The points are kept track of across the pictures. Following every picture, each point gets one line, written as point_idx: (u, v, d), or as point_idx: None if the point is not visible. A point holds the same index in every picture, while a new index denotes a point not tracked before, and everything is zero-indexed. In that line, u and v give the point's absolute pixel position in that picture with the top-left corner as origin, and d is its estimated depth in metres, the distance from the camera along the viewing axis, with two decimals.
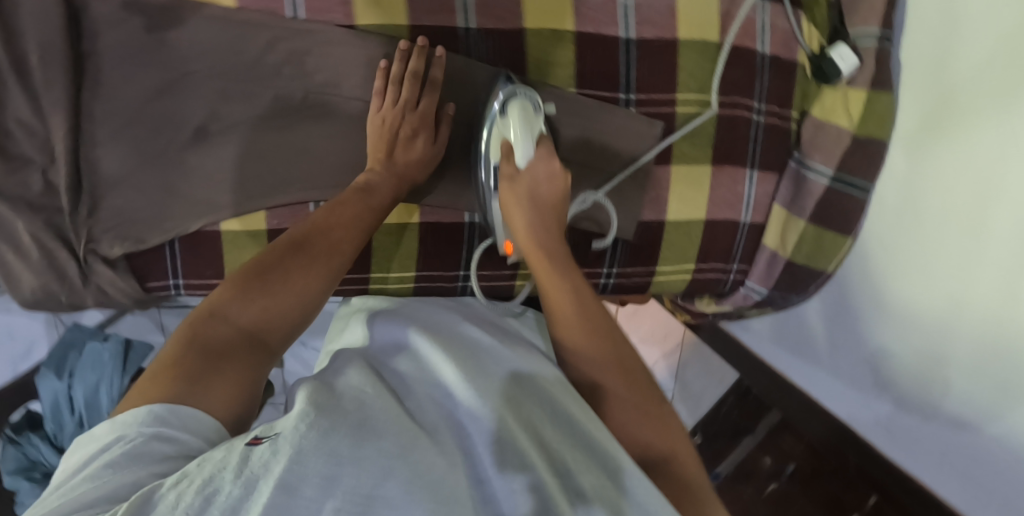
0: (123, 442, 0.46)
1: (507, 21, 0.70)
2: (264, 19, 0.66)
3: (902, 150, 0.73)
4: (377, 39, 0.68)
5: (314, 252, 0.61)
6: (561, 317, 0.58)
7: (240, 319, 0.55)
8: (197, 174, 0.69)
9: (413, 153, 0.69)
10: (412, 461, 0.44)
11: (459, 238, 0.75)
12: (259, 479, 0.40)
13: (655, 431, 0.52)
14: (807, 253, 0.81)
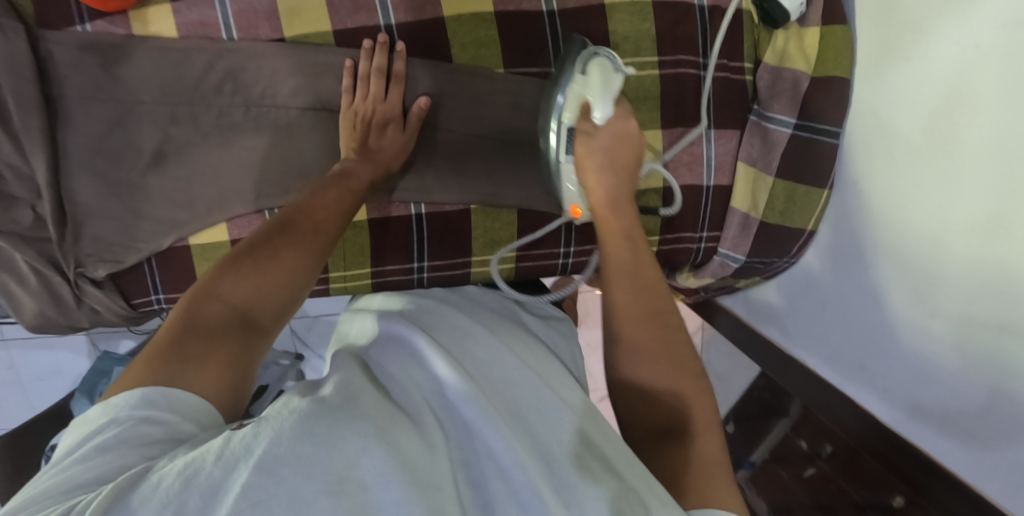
0: (113, 425, 0.46)
1: (427, 13, 0.71)
2: (200, 43, 0.71)
3: (864, 82, 0.67)
4: (305, 47, 0.72)
5: (301, 231, 0.60)
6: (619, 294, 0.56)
7: (232, 296, 0.55)
8: (163, 193, 0.75)
9: (385, 142, 0.70)
10: (388, 441, 0.46)
11: (409, 231, 0.76)
12: (242, 460, 0.42)
13: (675, 390, 0.53)
14: (781, 211, 0.75)
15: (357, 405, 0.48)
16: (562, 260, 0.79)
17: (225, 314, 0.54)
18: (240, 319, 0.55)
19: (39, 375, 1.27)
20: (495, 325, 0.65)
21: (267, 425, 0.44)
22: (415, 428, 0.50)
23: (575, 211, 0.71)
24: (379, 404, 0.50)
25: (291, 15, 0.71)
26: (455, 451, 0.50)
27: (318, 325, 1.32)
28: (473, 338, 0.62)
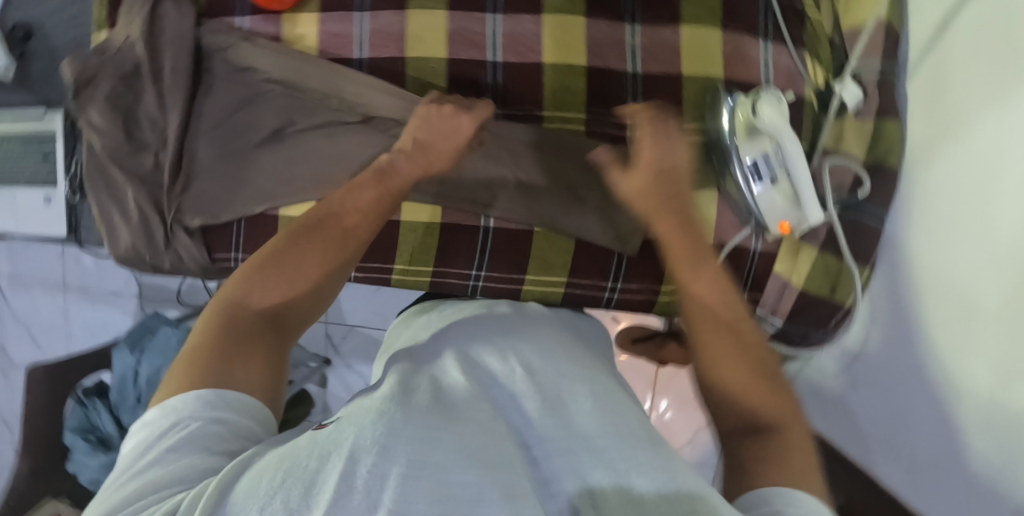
0: (178, 427, 0.50)
1: (530, 58, 0.80)
2: (334, 50, 0.83)
3: (913, 173, 0.73)
4: (421, 66, 0.82)
5: (325, 242, 0.66)
6: (720, 359, 0.57)
7: (262, 302, 0.61)
8: (264, 167, 0.84)
9: (441, 147, 0.73)
10: (453, 431, 0.48)
11: (473, 242, 0.82)
12: (331, 453, 0.45)
13: (766, 404, 0.55)
14: (829, 288, 0.78)
15: (405, 401, 0.51)
16: (607, 294, 0.82)
17: (257, 318, 0.59)
18: (269, 324, 0.60)
19: (87, 327, 1.37)
20: (520, 331, 0.68)
21: (344, 427, 0.48)
22: (463, 413, 0.52)
23: (782, 228, 0.75)
24: (419, 399, 0.52)
25: (415, 41, 0.82)
26: (508, 438, 0.51)
27: (352, 335, 1.40)
28: (493, 345, 0.64)
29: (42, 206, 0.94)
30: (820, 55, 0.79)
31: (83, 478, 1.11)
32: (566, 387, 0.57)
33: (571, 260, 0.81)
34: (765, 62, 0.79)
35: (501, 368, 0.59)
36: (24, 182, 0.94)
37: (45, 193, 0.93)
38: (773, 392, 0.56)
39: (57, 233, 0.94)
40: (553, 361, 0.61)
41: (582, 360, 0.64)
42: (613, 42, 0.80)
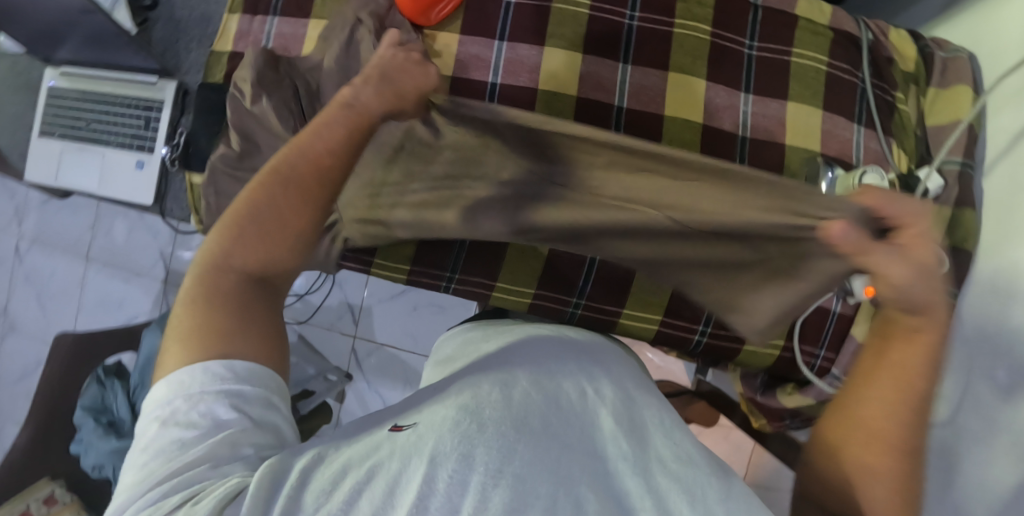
0: (192, 406, 0.52)
1: (652, 107, 0.87)
2: (469, 70, 0.88)
3: (988, 256, 0.81)
4: (550, 97, 0.87)
5: (299, 200, 0.58)
6: (867, 421, 0.53)
7: (242, 262, 0.58)
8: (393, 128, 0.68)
9: (411, 88, 0.59)
10: (526, 440, 0.52)
11: (577, 269, 0.85)
12: (413, 454, 0.50)
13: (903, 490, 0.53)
14: None
15: (476, 410, 0.54)
16: (697, 336, 0.87)
17: (245, 284, 0.57)
18: (253, 284, 0.58)
19: (102, 303, 1.29)
20: (591, 349, 0.69)
21: (421, 434, 0.52)
22: (536, 423, 0.54)
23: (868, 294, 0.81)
24: (488, 409, 0.54)
25: (547, 73, 0.87)
26: (581, 457, 0.54)
27: (378, 352, 1.36)
28: (552, 357, 0.65)
29: (133, 171, 0.94)
30: (906, 146, 0.88)
31: (86, 462, 1.02)
32: (610, 401, 0.60)
33: (668, 300, 0.86)
34: (858, 144, 0.88)
35: (556, 375, 0.61)
36: (118, 144, 0.94)
37: (138, 158, 0.94)
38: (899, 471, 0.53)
39: (142, 200, 0.94)
40: (621, 384, 0.64)
41: (617, 373, 0.66)
42: (728, 107, 0.88)
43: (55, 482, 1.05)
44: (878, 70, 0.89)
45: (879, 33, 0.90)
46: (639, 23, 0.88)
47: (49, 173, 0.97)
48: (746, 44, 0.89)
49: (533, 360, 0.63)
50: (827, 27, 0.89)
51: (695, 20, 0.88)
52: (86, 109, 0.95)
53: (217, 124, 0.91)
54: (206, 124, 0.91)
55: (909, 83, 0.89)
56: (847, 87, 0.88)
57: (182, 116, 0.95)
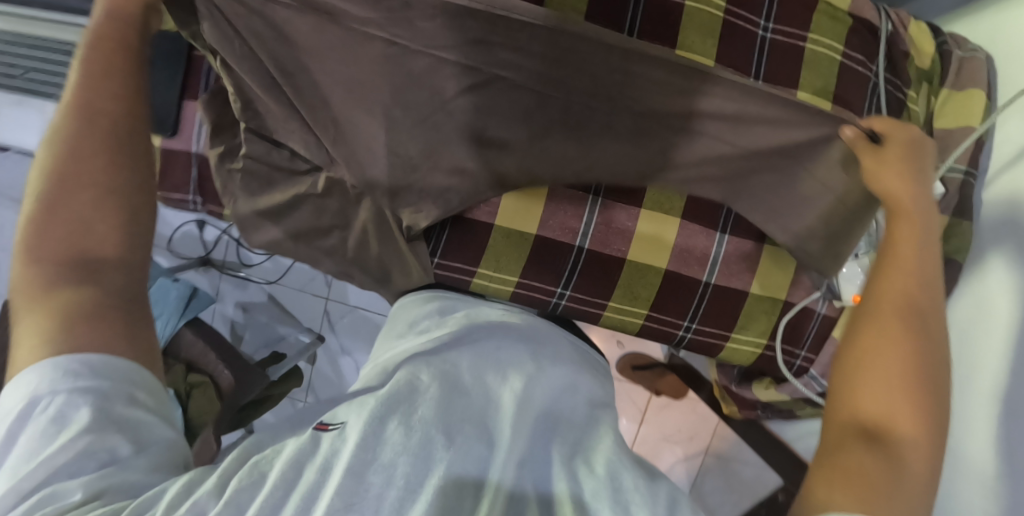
0: (36, 413, 0.46)
1: None
2: None
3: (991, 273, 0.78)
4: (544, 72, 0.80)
5: (95, 117, 0.58)
6: (879, 328, 0.59)
7: (58, 232, 0.54)
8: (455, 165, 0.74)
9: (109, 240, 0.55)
10: (451, 443, 0.48)
11: (564, 257, 0.82)
12: (331, 466, 0.44)
13: (877, 405, 0.54)
14: None
15: (412, 406, 0.51)
16: (681, 333, 0.85)
17: (46, 261, 0.52)
18: (73, 265, 0.53)
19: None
20: (535, 332, 0.75)
21: (346, 437, 0.47)
22: (471, 410, 0.54)
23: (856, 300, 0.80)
24: (423, 408, 0.51)
25: None
26: (527, 410, 0.56)
27: (352, 315, 1.32)
28: (495, 344, 0.66)
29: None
30: None
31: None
32: (546, 401, 0.60)
33: (655, 294, 0.83)
34: None
35: (491, 374, 0.60)
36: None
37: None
38: (910, 407, 0.54)
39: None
40: (561, 375, 0.66)
41: (556, 368, 0.67)
42: None
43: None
44: (893, 65, 0.84)
45: (899, 24, 0.85)
46: None
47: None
48: (760, 25, 0.83)
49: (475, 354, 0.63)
50: (846, 13, 0.84)
51: None
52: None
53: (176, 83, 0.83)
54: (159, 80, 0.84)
55: (922, 81, 0.85)
56: (859, 78, 0.84)
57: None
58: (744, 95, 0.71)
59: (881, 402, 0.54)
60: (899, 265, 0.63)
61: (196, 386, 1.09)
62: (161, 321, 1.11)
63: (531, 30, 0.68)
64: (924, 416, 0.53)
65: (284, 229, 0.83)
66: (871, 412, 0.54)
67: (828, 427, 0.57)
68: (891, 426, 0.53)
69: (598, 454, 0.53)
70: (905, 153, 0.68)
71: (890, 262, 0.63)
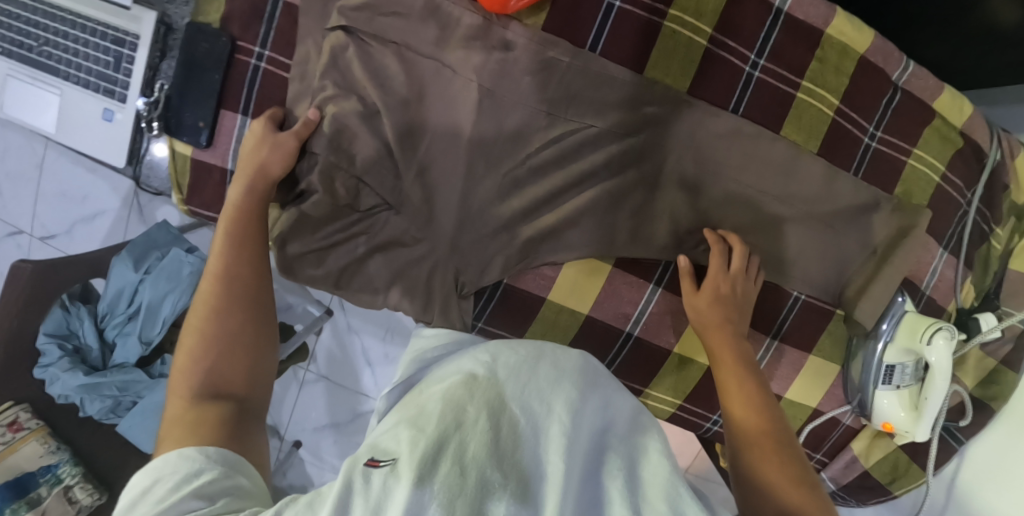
0: (159, 481, 0.53)
1: (728, 188, 0.75)
2: (553, 66, 0.72)
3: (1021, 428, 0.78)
4: (619, 129, 0.73)
5: (245, 291, 0.68)
6: (737, 409, 0.68)
7: (221, 372, 0.63)
8: (514, 236, 0.75)
9: (237, 325, 0.66)
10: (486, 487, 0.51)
11: (611, 343, 0.79)
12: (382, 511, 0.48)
13: (758, 460, 0.63)
14: (890, 476, 0.86)
15: (457, 444, 0.53)
16: (708, 425, 0.84)
17: (201, 398, 0.61)
18: (211, 392, 0.62)
19: (65, 193, 1.31)
20: (587, 372, 0.68)
21: (398, 479, 0.50)
22: (506, 442, 0.55)
23: (884, 427, 0.81)
24: (473, 446, 0.53)
25: (634, 120, 0.73)
26: (579, 442, 0.58)
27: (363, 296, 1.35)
28: (525, 357, 0.65)
29: (101, 123, 0.77)
30: (979, 280, 0.82)
31: (51, 390, 1.07)
32: (607, 440, 0.61)
33: (692, 387, 0.82)
34: (934, 270, 0.81)
35: (532, 399, 0.60)
36: (80, 84, 0.77)
37: (105, 107, 0.76)
38: (788, 465, 0.62)
39: (112, 161, 0.78)
40: (595, 393, 0.65)
41: (604, 389, 0.66)
42: (814, 191, 0.76)
43: (19, 406, 1.07)
44: (988, 195, 0.80)
45: (1007, 152, 0.80)
46: (761, 74, 0.75)
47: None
48: (869, 130, 0.77)
49: (521, 369, 0.63)
50: (958, 131, 0.79)
51: (825, 88, 0.76)
52: (30, 23, 0.77)
53: (212, 95, 0.75)
54: (189, 85, 0.75)
55: (1012, 216, 0.81)
56: (950, 204, 0.79)
57: (162, 60, 0.77)
58: (747, 153, 0.75)
59: (771, 462, 0.62)
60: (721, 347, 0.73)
61: None
62: (171, 297, 1.09)
63: (620, 88, 0.73)
64: (794, 464, 0.63)
65: (324, 271, 0.78)
66: (758, 491, 0.61)
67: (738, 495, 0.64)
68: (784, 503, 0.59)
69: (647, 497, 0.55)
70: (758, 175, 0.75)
71: (722, 285, 0.74)
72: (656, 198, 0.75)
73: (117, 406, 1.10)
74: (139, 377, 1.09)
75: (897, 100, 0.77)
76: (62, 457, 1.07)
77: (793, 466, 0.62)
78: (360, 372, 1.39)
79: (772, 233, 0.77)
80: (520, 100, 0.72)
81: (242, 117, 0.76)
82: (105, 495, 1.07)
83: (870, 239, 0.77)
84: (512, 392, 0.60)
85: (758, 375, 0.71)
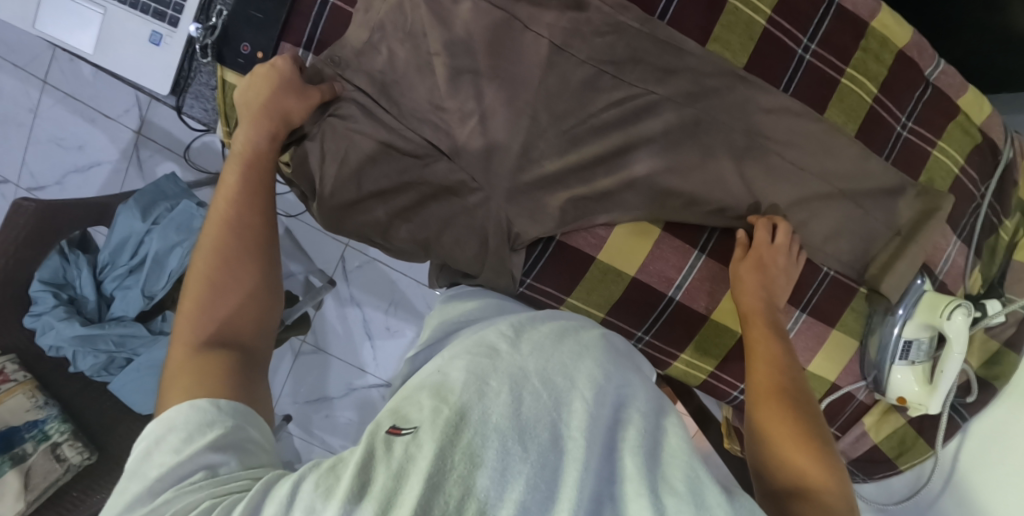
0: (173, 430, 0.54)
1: (777, 162, 0.78)
2: (621, 30, 0.73)
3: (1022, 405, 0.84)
4: (679, 96, 0.74)
5: (246, 239, 0.68)
6: (763, 379, 0.72)
7: (220, 318, 0.64)
8: (569, 195, 0.76)
9: (245, 275, 0.67)
10: (508, 458, 0.50)
11: (653, 306, 0.82)
12: (405, 475, 0.47)
13: (776, 429, 0.68)
14: (897, 451, 0.91)
15: (479, 415, 0.52)
16: (735, 394, 0.88)
17: (205, 343, 0.61)
18: (218, 336, 0.62)
19: (60, 139, 1.24)
20: (608, 353, 0.67)
21: (419, 446, 0.49)
22: (531, 413, 0.54)
23: (898, 401, 0.86)
24: (495, 415, 0.52)
25: (695, 92, 0.75)
26: (601, 419, 0.56)
27: (369, 267, 1.34)
28: (550, 335, 0.66)
29: (148, 46, 0.77)
30: (986, 268, 0.88)
31: (42, 341, 1.01)
32: (632, 409, 0.60)
33: (724, 355, 0.85)
34: (949, 256, 0.86)
35: (553, 371, 0.59)
36: (128, 4, 0.76)
37: (154, 30, 0.76)
38: (804, 434, 0.67)
39: (156, 86, 0.78)
40: (620, 372, 0.64)
41: (625, 370, 0.66)
42: (851, 169, 0.79)
43: (6, 356, 1.01)
44: (1000, 189, 0.87)
45: (1018, 151, 0.86)
46: (811, 57, 0.78)
47: (23, 13, 0.79)
48: (901, 120, 0.82)
49: (543, 348, 0.62)
50: (978, 128, 0.84)
51: (866, 75, 0.80)
52: None
53: (274, 25, 0.76)
54: (251, 13, 0.76)
55: (1018, 211, 0.88)
56: (967, 194, 0.85)
57: None
58: (798, 127, 0.77)
59: (786, 432, 0.67)
60: (754, 317, 0.77)
61: None
62: (179, 249, 1.05)
63: (684, 58, 0.74)
64: (811, 437, 0.66)
65: (373, 219, 0.76)
66: (777, 458, 0.66)
67: (755, 462, 0.69)
68: (803, 476, 0.64)
69: (670, 466, 0.54)
70: (807, 150, 0.78)
71: (762, 262, 0.77)
72: (710, 166, 0.77)
73: (110, 363, 1.04)
74: (138, 333, 1.04)
75: (929, 93, 0.82)
76: (50, 412, 1.01)
77: (815, 440, 0.66)
78: (359, 346, 1.36)
79: (813, 209, 0.80)
80: (587, 56, 0.73)
81: (304, 52, 0.77)
82: (95, 454, 1.01)
83: (898, 221, 0.82)
84: (535, 364, 0.60)
85: (786, 348, 0.75)
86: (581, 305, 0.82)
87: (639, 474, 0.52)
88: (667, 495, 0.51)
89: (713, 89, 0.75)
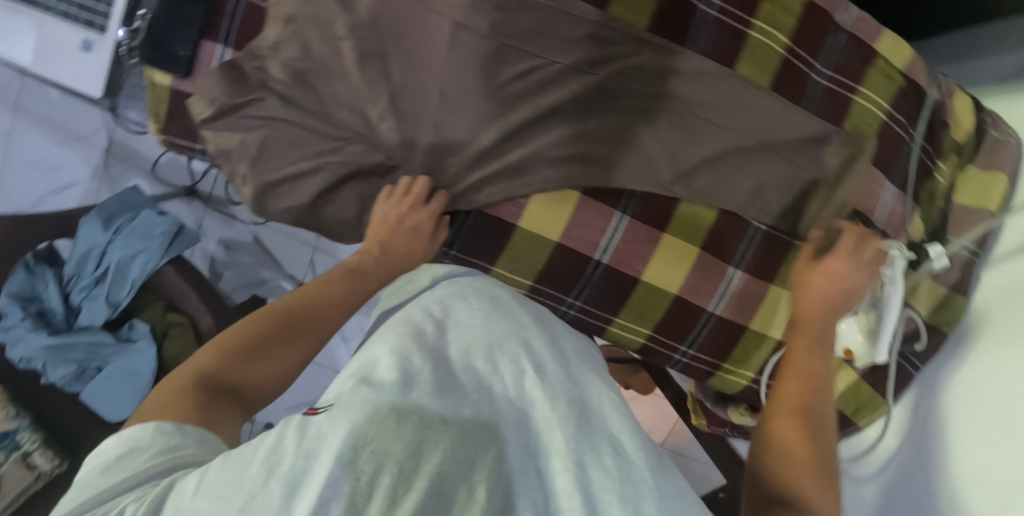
0: (136, 450, 0.52)
1: (690, 119, 0.79)
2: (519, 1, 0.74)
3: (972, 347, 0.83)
4: (585, 62, 0.75)
5: (302, 320, 0.69)
6: (790, 384, 0.70)
7: (233, 375, 0.62)
8: (484, 166, 0.77)
9: (277, 339, 0.66)
10: (426, 429, 0.47)
11: (580, 271, 0.82)
12: (318, 453, 0.43)
13: (790, 437, 0.67)
14: (854, 408, 0.88)
15: (403, 391, 0.49)
16: (678, 355, 0.89)
17: (207, 378, 0.61)
18: (222, 378, 0.62)
19: (34, 163, 1.29)
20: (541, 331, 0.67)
21: (333, 424, 0.46)
22: (452, 389, 0.52)
23: (845, 354, 0.84)
24: (418, 392, 0.50)
25: (600, 56, 0.76)
26: (531, 396, 0.56)
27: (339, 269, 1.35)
28: (480, 313, 0.65)
29: (80, 53, 0.81)
30: (927, 213, 0.86)
31: (12, 353, 1.04)
32: (560, 382, 0.59)
33: (660, 317, 0.86)
34: (886, 203, 0.84)
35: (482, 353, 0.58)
36: (61, 15, 0.81)
37: (84, 37, 0.80)
38: (804, 438, 0.66)
39: (91, 91, 0.82)
40: (553, 351, 0.64)
41: (556, 346, 0.65)
42: (767, 122, 0.79)
43: None
44: (931, 133, 0.86)
45: (944, 93, 0.86)
46: (717, 13, 0.79)
47: None
48: (816, 69, 0.82)
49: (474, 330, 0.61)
50: (900, 72, 0.84)
51: (775, 27, 0.80)
52: None
53: (193, 21, 0.78)
54: (168, 16, 0.78)
55: (953, 152, 0.87)
56: (896, 140, 0.84)
57: None
58: (707, 81, 0.78)
59: (796, 439, 0.66)
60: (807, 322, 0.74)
61: (176, 325, 1.10)
62: (142, 257, 1.08)
63: (585, 24, 0.75)
64: (813, 443, 0.66)
65: (296, 201, 0.78)
66: (776, 464, 0.66)
67: (755, 466, 0.69)
68: (798, 483, 0.64)
69: (600, 439, 0.54)
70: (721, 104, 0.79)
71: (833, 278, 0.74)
72: (623, 127, 0.78)
73: (82, 373, 1.07)
74: (106, 341, 1.09)
75: (844, 41, 0.82)
76: (21, 423, 1.04)
77: (818, 445, 0.66)
78: (335, 348, 1.39)
79: (735, 164, 0.80)
80: (489, 29, 0.73)
81: (223, 47, 0.80)
82: (66, 463, 1.04)
83: (823, 170, 0.81)
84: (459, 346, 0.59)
85: (821, 351, 0.72)
86: (509, 274, 0.83)
87: (566, 447, 0.51)
88: (593, 469, 0.50)
89: (619, 52, 0.76)
